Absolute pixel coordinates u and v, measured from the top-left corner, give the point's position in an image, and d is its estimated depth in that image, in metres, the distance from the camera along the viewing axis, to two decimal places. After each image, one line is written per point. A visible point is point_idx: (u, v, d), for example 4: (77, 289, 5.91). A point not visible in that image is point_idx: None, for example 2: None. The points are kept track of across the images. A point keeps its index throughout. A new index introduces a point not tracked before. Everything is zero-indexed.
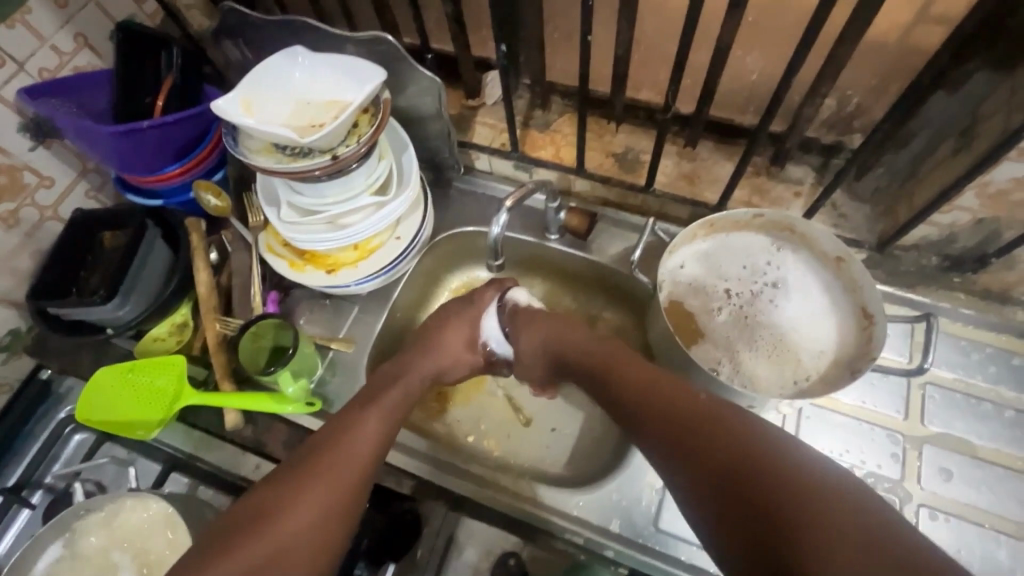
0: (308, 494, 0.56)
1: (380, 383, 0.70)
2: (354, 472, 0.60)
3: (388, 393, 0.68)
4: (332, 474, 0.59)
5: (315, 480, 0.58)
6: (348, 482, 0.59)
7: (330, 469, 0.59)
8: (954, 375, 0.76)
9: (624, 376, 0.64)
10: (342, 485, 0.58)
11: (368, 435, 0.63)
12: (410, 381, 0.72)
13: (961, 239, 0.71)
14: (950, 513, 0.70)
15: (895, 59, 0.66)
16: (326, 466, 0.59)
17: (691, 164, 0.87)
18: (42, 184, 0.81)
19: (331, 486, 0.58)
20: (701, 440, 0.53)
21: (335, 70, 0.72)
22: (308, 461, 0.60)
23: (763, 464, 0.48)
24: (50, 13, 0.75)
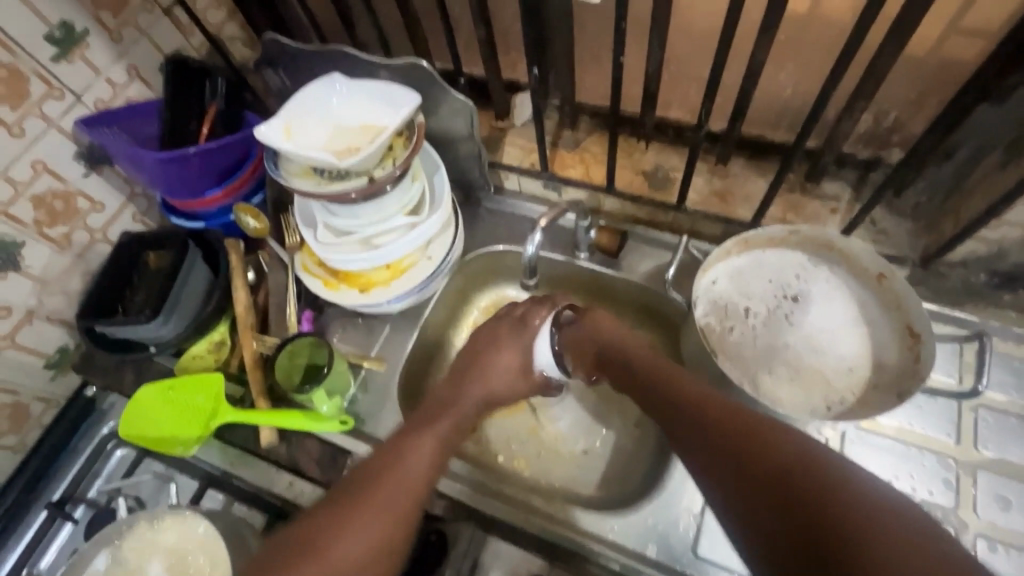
0: (359, 519, 0.58)
1: (437, 410, 0.72)
2: (406, 496, 0.61)
3: (442, 421, 0.70)
4: (385, 500, 0.60)
5: (369, 508, 0.59)
6: (400, 508, 0.60)
7: (380, 494, 0.60)
8: (1008, 398, 0.72)
9: (671, 382, 0.64)
10: (394, 504, 0.60)
11: (420, 460, 0.65)
12: (460, 409, 0.72)
13: (1011, 256, 0.69)
14: (1011, 545, 0.66)
15: (934, 72, 0.65)
16: (374, 491, 0.60)
17: (722, 182, 0.86)
18: (93, 209, 0.85)
19: (382, 514, 0.59)
20: (735, 449, 0.53)
21: (371, 96, 0.74)
22: (357, 489, 0.61)
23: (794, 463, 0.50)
24: (106, 48, 0.79)
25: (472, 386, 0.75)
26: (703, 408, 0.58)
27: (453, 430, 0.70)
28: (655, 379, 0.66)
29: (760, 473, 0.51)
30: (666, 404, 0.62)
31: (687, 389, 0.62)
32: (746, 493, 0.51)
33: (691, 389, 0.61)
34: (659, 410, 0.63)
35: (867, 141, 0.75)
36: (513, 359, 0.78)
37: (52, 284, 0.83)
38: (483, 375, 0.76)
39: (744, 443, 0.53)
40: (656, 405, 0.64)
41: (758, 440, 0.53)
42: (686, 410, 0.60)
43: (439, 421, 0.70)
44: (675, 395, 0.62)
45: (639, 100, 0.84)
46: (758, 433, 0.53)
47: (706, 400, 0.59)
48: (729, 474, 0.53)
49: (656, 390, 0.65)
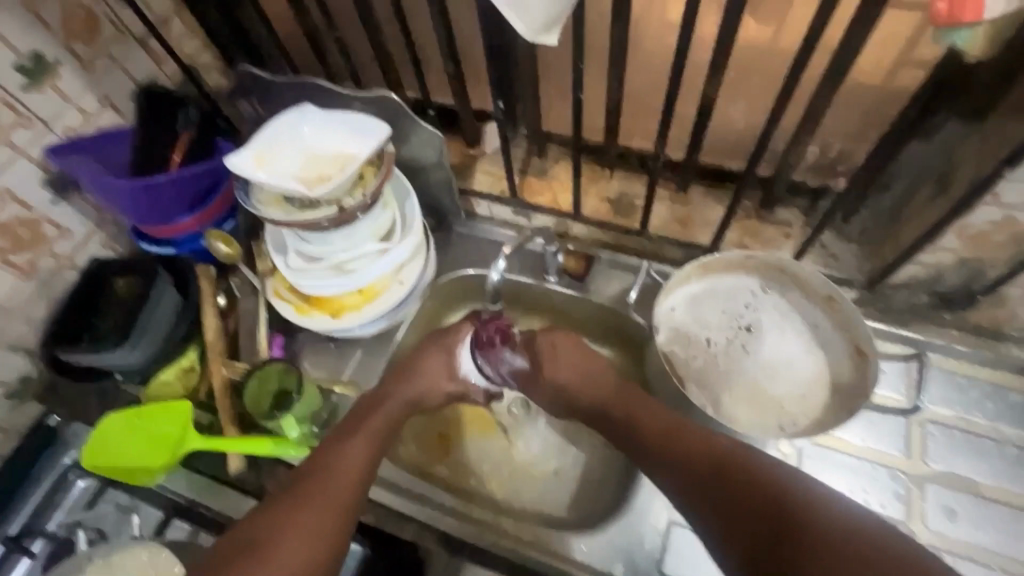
0: (301, 520, 0.60)
1: (370, 405, 0.73)
2: (348, 492, 0.63)
3: (375, 416, 0.71)
4: (321, 499, 0.62)
5: (304, 505, 0.61)
6: (335, 504, 0.62)
7: (320, 494, 0.62)
8: (953, 413, 0.76)
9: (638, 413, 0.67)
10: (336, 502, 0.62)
11: (354, 456, 0.67)
12: (390, 408, 0.73)
13: (948, 278, 0.73)
14: (958, 554, 0.69)
15: (870, 108, 0.70)
16: (314, 492, 0.62)
17: (683, 208, 0.90)
18: (60, 236, 0.85)
19: (318, 511, 0.61)
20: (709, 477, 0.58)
21: (342, 126, 0.76)
22: (295, 490, 0.63)
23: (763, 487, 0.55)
24: (77, 77, 0.80)
25: (397, 388, 0.75)
26: (674, 438, 0.62)
27: (387, 426, 0.72)
28: (615, 404, 0.70)
29: (737, 499, 0.55)
30: (629, 431, 0.67)
31: (646, 413, 0.67)
32: (725, 521, 0.55)
33: (649, 412, 0.66)
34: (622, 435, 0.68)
35: (815, 170, 0.80)
36: (438, 366, 0.78)
37: (15, 312, 0.82)
38: (414, 378, 0.76)
39: (712, 474, 0.58)
40: (619, 428, 0.69)
41: (727, 471, 0.57)
42: (647, 434, 0.65)
43: (371, 417, 0.71)
44: (635, 419, 0.67)
45: (602, 130, 0.87)
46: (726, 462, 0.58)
47: (663, 422, 0.65)
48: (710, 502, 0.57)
49: (616, 412, 0.69)
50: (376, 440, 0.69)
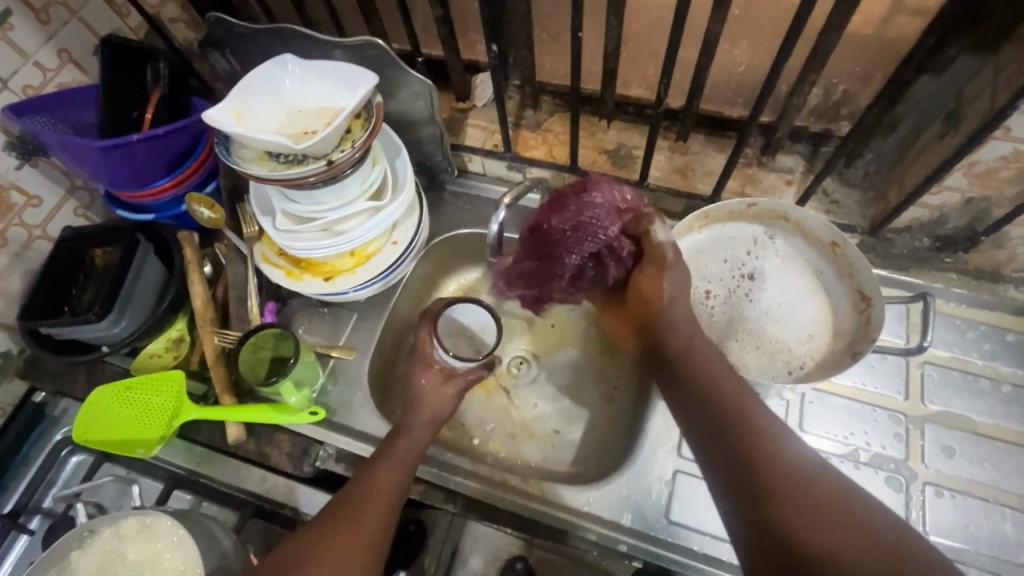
0: (328, 547, 0.59)
1: (396, 428, 0.71)
2: (379, 512, 0.63)
3: (405, 439, 0.70)
4: (359, 526, 0.61)
5: (346, 538, 0.60)
6: (370, 531, 0.61)
7: (349, 521, 0.61)
8: (951, 354, 0.77)
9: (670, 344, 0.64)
10: (365, 529, 0.61)
11: (387, 478, 0.66)
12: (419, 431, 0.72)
13: (951, 220, 0.73)
14: (956, 489, 0.70)
15: (877, 48, 0.68)
16: (343, 519, 0.61)
17: (683, 158, 0.87)
18: (29, 204, 0.81)
19: (354, 546, 0.59)
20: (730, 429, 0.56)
21: (325, 77, 0.71)
22: (328, 517, 0.62)
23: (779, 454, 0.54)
24: (32, 29, 0.74)
25: (416, 416, 0.72)
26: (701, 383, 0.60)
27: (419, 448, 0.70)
28: (717, 400, 0.58)
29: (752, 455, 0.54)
30: (731, 437, 0.56)
31: (759, 420, 0.56)
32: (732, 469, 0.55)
33: (758, 424, 0.56)
34: (716, 443, 0.57)
35: (818, 115, 0.78)
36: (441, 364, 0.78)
37: None
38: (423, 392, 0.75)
39: (727, 424, 0.57)
40: (704, 414, 0.58)
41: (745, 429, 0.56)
42: (732, 428, 0.56)
43: (396, 444, 0.69)
44: (746, 431, 0.55)
45: (599, 78, 0.84)
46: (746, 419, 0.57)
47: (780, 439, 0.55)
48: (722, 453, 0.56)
49: (715, 408, 0.58)
50: (407, 463, 0.68)
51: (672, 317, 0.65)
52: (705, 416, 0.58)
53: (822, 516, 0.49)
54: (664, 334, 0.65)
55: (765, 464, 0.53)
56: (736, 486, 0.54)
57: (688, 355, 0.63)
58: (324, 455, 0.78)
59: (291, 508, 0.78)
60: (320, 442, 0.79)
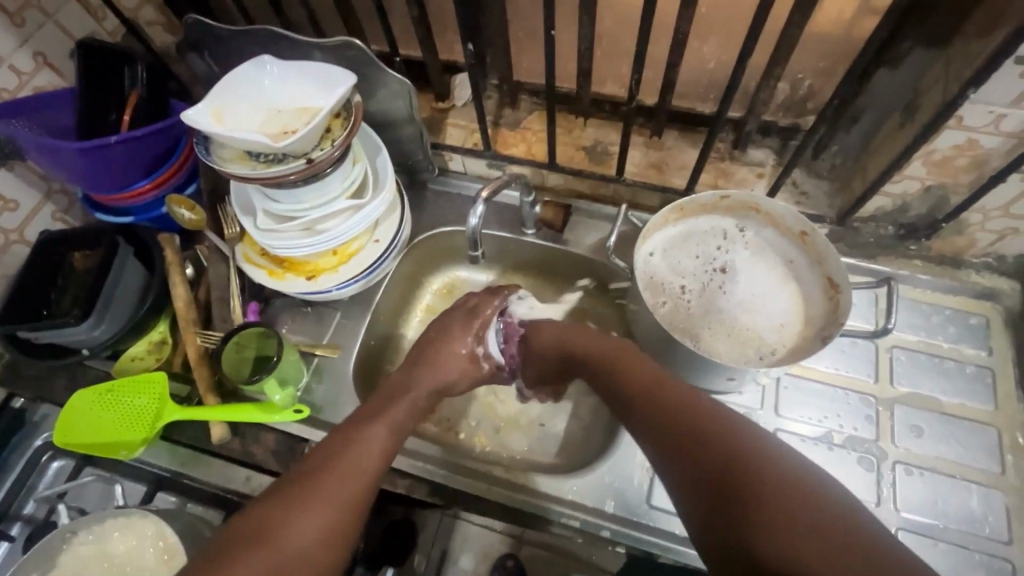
0: (306, 507, 0.54)
1: (385, 398, 0.69)
2: (367, 475, 0.59)
3: (398, 406, 0.68)
4: (343, 490, 0.57)
5: (329, 499, 0.55)
6: (354, 494, 0.57)
7: (331, 482, 0.57)
8: (917, 338, 0.80)
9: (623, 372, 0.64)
10: (350, 491, 0.57)
11: (376, 438, 0.63)
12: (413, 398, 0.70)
13: (913, 207, 0.76)
14: (924, 467, 0.73)
15: (838, 43, 0.71)
16: (325, 478, 0.57)
17: (658, 153, 0.89)
18: (5, 208, 0.81)
19: (338, 505, 0.55)
20: (685, 434, 0.54)
21: (304, 78, 0.72)
22: (309, 476, 0.57)
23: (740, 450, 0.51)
24: (6, 32, 0.74)
25: (422, 378, 0.72)
26: (654, 394, 0.60)
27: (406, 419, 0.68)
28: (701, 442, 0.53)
29: (708, 457, 0.51)
30: (698, 455, 0.52)
31: (748, 452, 0.50)
32: (691, 472, 0.52)
33: (753, 461, 0.49)
34: (687, 462, 0.53)
35: (785, 109, 0.81)
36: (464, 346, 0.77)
37: None
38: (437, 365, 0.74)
39: (681, 429, 0.55)
40: (660, 421, 0.57)
41: (700, 431, 0.54)
42: (688, 430, 0.54)
43: (391, 408, 0.67)
44: (746, 477, 0.48)
45: (574, 77, 0.86)
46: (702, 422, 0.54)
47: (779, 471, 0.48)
48: (680, 461, 0.53)
49: (702, 457, 0.52)
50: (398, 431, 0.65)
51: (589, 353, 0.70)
52: (661, 425, 0.57)
53: (848, 559, 0.42)
54: (625, 385, 0.63)
55: (794, 533, 0.44)
56: (710, 506, 0.49)
57: (657, 398, 0.59)
58: (309, 452, 0.78)
59: None
60: (305, 440, 0.79)
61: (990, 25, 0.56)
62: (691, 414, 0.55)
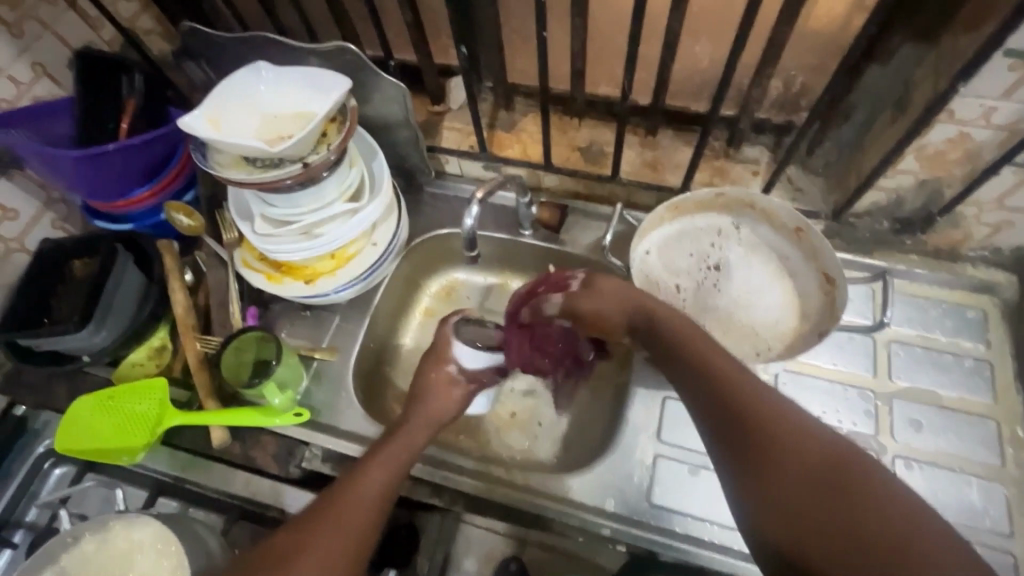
0: (307, 545, 0.56)
1: (385, 435, 0.69)
2: (366, 515, 0.60)
3: (395, 443, 0.67)
4: (343, 531, 0.58)
5: (326, 542, 0.57)
6: (354, 533, 0.58)
7: (331, 522, 0.58)
8: (915, 332, 0.80)
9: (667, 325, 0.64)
10: (350, 532, 0.58)
11: (373, 481, 0.63)
12: (413, 433, 0.69)
13: (908, 202, 0.76)
14: (924, 461, 0.73)
15: (829, 41, 0.72)
16: (326, 518, 0.58)
17: (653, 152, 0.90)
18: (5, 217, 0.81)
19: (338, 543, 0.57)
20: (721, 399, 0.56)
21: (299, 83, 0.73)
22: (311, 514, 0.59)
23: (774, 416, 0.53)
24: (5, 43, 0.75)
25: (420, 412, 0.71)
26: (695, 350, 0.60)
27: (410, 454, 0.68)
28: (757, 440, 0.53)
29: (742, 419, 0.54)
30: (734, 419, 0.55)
31: (776, 421, 0.53)
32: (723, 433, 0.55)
33: (789, 427, 0.52)
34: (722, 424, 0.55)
35: (779, 107, 0.81)
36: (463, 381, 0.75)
37: None
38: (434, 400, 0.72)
39: (720, 391, 0.56)
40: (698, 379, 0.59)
41: (737, 395, 0.55)
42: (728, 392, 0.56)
43: (391, 443, 0.67)
44: (774, 443, 0.52)
45: (568, 78, 0.87)
46: (740, 386, 0.56)
47: (845, 476, 0.49)
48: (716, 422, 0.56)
49: (738, 419, 0.54)
50: (400, 467, 0.65)
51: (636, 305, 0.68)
52: (698, 385, 0.58)
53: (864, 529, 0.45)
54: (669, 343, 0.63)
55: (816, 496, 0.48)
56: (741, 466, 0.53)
57: (695, 358, 0.60)
58: (310, 455, 0.79)
59: (278, 509, 0.78)
60: (305, 443, 0.79)
61: (979, 20, 0.56)
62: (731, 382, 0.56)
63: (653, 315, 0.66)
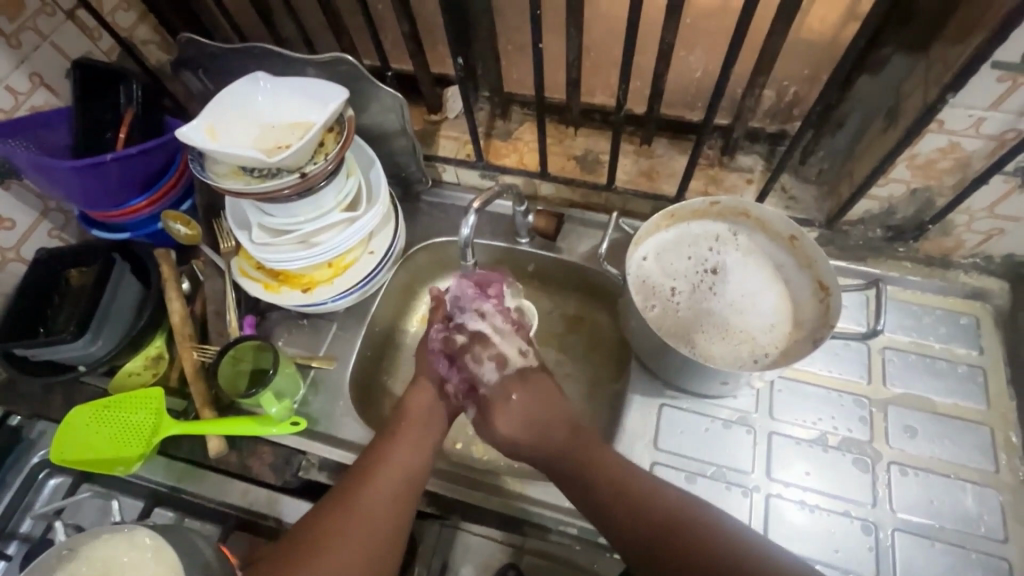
0: (357, 507, 0.63)
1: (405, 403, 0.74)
2: (406, 473, 0.67)
3: (415, 411, 0.72)
4: (389, 490, 0.65)
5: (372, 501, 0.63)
6: (396, 493, 0.65)
7: (373, 485, 0.64)
8: (909, 339, 0.80)
9: (561, 438, 0.69)
10: (393, 491, 0.65)
11: (407, 458, 0.68)
12: (431, 400, 0.74)
13: (901, 210, 0.77)
14: (919, 468, 0.73)
15: (820, 51, 0.73)
16: (368, 482, 0.65)
17: (648, 161, 0.90)
18: (2, 226, 0.81)
19: (384, 502, 0.64)
20: (623, 502, 0.62)
21: (297, 93, 0.73)
22: (355, 479, 0.65)
23: (670, 510, 0.61)
24: (2, 54, 0.76)
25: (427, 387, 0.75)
26: (588, 461, 0.66)
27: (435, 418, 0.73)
28: (664, 548, 0.59)
29: (642, 518, 0.61)
30: (638, 524, 0.61)
31: (672, 514, 0.60)
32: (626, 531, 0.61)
33: (681, 520, 0.60)
34: (630, 529, 0.61)
35: (773, 116, 0.82)
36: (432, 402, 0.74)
37: None
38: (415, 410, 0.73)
39: (617, 498, 0.63)
40: (595, 488, 0.64)
41: (633, 499, 0.62)
42: (626, 494, 0.63)
43: (410, 411, 0.72)
44: (676, 534, 0.59)
45: (564, 87, 0.87)
46: (631, 489, 0.63)
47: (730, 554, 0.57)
48: (619, 525, 0.62)
49: (638, 521, 0.61)
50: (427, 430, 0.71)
51: (539, 416, 0.71)
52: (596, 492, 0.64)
53: None
54: (563, 445, 0.69)
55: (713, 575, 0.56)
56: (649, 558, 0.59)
57: (588, 467, 0.66)
58: (307, 464, 0.79)
59: (275, 519, 0.77)
60: (301, 452, 0.79)
61: (967, 31, 0.57)
62: (631, 484, 0.63)
63: (557, 433, 0.70)
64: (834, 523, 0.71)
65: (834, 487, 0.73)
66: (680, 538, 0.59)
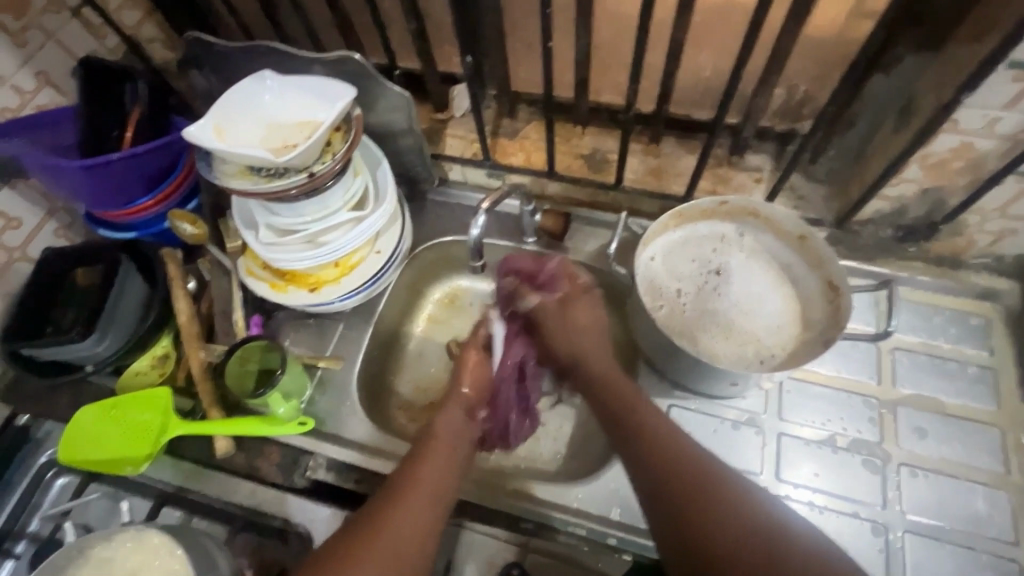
0: (391, 515, 0.59)
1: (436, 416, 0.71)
2: (438, 481, 0.63)
3: (446, 419, 0.70)
4: (423, 496, 0.61)
5: (405, 509, 0.60)
6: (428, 499, 0.62)
7: (407, 491, 0.61)
8: (919, 339, 0.80)
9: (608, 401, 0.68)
10: (427, 499, 0.61)
11: (434, 463, 0.65)
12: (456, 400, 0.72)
13: (911, 210, 0.76)
14: (929, 469, 0.73)
15: (831, 50, 0.72)
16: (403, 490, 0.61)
17: (656, 160, 0.90)
18: (8, 226, 0.81)
19: (417, 506, 0.60)
20: (664, 478, 0.60)
21: (303, 92, 0.73)
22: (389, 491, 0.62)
23: (715, 491, 0.57)
24: (8, 53, 0.75)
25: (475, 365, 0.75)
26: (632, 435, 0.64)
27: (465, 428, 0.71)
28: (702, 526, 0.55)
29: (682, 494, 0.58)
30: (679, 498, 0.58)
31: (715, 494, 0.57)
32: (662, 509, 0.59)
33: (725, 503, 0.56)
34: (669, 504, 0.58)
35: (782, 115, 0.82)
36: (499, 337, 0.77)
37: None
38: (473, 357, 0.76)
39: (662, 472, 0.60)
40: (639, 463, 0.62)
41: (677, 477, 0.59)
42: (669, 468, 0.60)
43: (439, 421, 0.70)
44: (716, 508, 0.56)
45: (572, 86, 0.87)
46: (676, 465, 0.60)
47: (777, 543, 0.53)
48: (660, 502, 0.59)
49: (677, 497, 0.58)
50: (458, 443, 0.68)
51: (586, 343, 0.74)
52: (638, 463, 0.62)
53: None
54: (610, 413, 0.67)
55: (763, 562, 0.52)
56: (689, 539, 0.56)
57: (633, 441, 0.64)
58: (314, 465, 0.78)
59: (282, 519, 0.76)
60: (309, 452, 0.79)
61: (982, 31, 0.57)
62: (673, 461, 0.60)
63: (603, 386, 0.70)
64: (844, 524, 0.71)
65: (844, 488, 0.73)
66: (721, 517, 0.55)
